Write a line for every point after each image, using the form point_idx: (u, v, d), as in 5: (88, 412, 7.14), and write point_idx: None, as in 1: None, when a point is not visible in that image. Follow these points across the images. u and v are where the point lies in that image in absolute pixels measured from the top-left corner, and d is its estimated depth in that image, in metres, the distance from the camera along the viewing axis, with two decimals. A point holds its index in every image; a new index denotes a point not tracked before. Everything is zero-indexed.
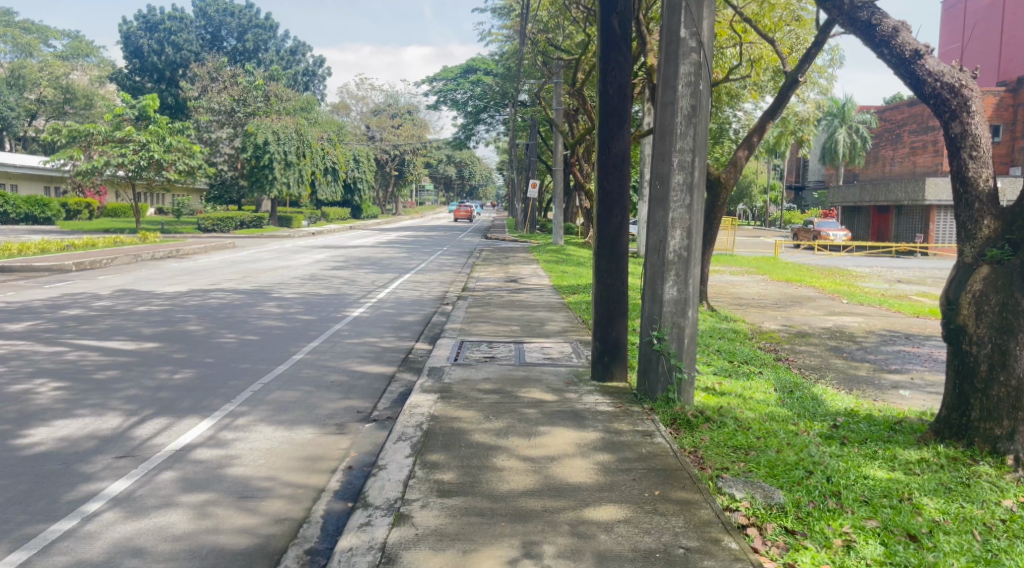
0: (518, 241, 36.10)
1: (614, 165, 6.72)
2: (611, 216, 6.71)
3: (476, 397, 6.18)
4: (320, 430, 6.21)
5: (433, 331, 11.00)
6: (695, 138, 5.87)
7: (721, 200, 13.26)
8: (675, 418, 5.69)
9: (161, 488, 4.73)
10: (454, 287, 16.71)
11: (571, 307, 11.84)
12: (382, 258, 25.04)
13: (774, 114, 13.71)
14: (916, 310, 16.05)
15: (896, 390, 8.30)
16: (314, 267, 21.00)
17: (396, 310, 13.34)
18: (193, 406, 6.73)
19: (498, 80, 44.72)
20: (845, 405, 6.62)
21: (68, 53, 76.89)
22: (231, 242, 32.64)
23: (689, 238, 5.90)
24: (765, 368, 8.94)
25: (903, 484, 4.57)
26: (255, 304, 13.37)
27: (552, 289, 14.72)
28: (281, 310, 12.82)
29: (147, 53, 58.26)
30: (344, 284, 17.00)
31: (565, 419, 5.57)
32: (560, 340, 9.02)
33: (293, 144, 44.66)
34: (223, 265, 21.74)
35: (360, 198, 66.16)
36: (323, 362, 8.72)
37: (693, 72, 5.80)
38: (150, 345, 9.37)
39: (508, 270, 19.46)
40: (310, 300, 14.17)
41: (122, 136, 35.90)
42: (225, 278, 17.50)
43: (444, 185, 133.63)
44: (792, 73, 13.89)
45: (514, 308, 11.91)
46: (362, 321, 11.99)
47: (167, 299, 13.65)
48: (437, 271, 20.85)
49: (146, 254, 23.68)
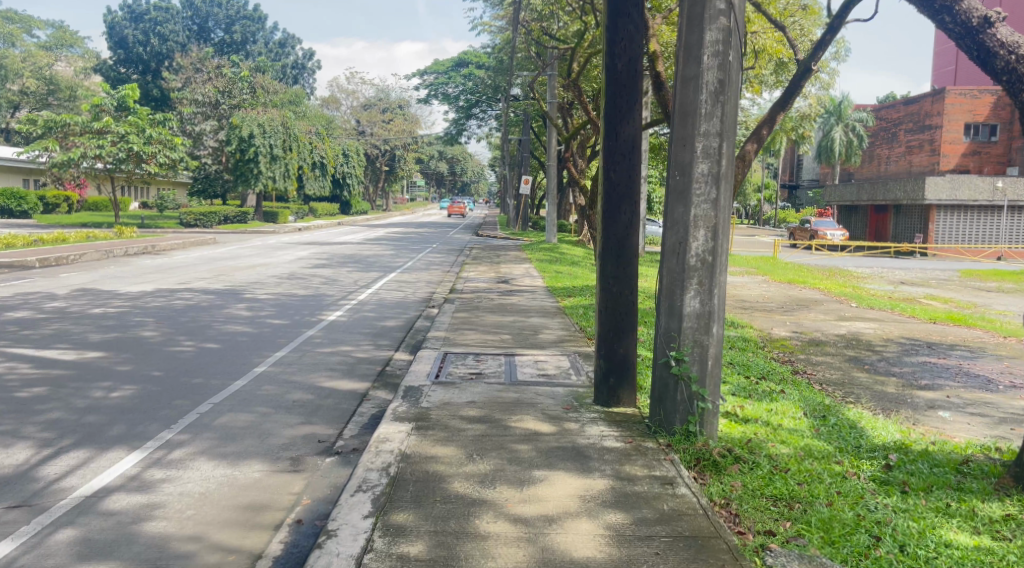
0: (510, 239, 35.10)
1: (623, 153, 5.72)
2: (619, 212, 5.74)
3: (458, 427, 5.16)
4: (271, 467, 5.18)
5: (416, 339, 9.98)
6: (724, 119, 4.88)
7: None
8: (697, 457, 4.71)
9: (50, 555, 3.69)
10: (442, 287, 15.70)
11: (567, 313, 10.84)
12: (368, 256, 23.96)
13: (787, 104, 12.73)
14: (931, 315, 15.08)
15: (936, 412, 7.32)
16: (295, 265, 19.89)
17: (377, 314, 12.31)
18: (122, 434, 5.68)
19: (491, 73, 43.62)
20: (891, 437, 5.63)
21: (53, 44, 75.36)
22: (211, 237, 31.47)
23: (714, 239, 4.93)
24: (786, 385, 7.94)
25: (1000, 556, 3.53)
26: (222, 307, 12.30)
27: (546, 292, 13.71)
28: (251, 313, 11.77)
29: (132, 43, 56.83)
30: (324, 284, 15.96)
31: (564, 459, 4.56)
32: (557, 352, 8.00)
33: (279, 138, 43.47)
34: (199, 262, 20.63)
35: (349, 193, 64.99)
36: (287, 377, 7.67)
37: (722, 39, 4.79)
38: (93, 354, 8.32)
39: (498, 270, 18.43)
40: (285, 302, 13.13)
41: (100, 127, 34.64)
42: (197, 276, 16.41)
43: (436, 181, 132.54)
44: (805, 61, 12.87)
45: (506, 313, 10.90)
46: (339, 326, 10.95)
47: (127, 300, 12.56)
48: (424, 270, 19.82)
49: (121, 249, 22.62)
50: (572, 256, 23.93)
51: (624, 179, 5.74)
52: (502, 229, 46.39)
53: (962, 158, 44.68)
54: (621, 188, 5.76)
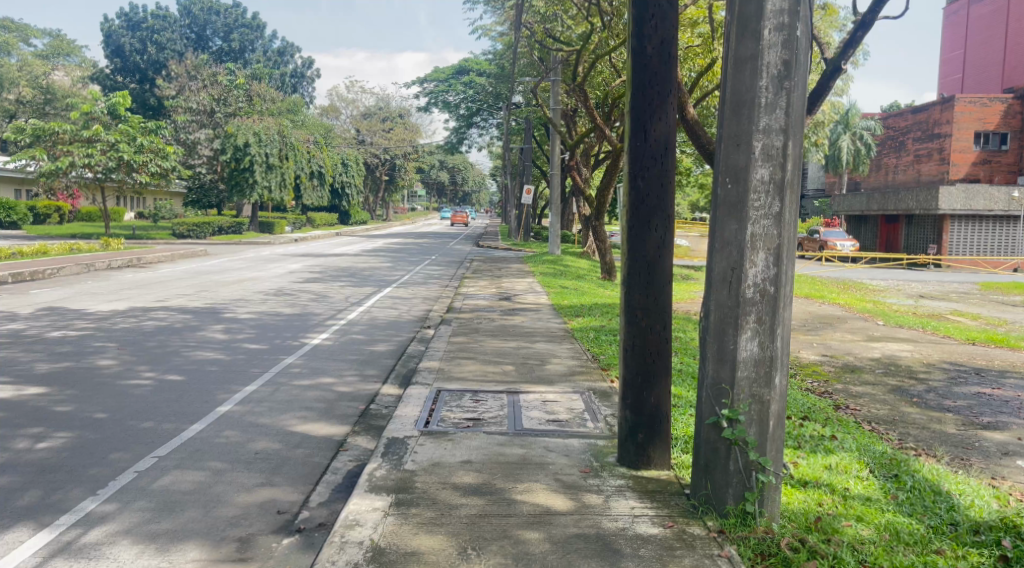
0: (512, 250, 34.08)
1: (652, 157, 4.67)
2: (649, 229, 4.66)
3: (450, 504, 4.05)
4: (211, 551, 4.06)
5: (407, 368, 8.86)
6: (788, 110, 3.80)
7: None
8: (760, 549, 3.59)
9: None
10: (439, 305, 14.60)
11: (576, 338, 9.73)
12: (363, 268, 22.92)
13: (814, 108, 11.77)
14: (968, 335, 13.96)
15: (1016, 461, 6.22)
16: (285, 280, 18.85)
17: (367, 336, 11.21)
18: (32, 505, 4.55)
19: (492, 81, 42.84)
20: (991, 510, 4.51)
21: (50, 53, 74.77)
22: (202, 249, 30.45)
23: (778, 265, 3.85)
24: (835, 428, 6.84)
25: None
26: (196, 329, 11.18)
27: (552, 310, 12.62)
28: (227, 337, 10.65)
29: (129, 52, 56.05)
30: (313, 301, 14.87)
31: (587, 558, 3.45)
32: (567, 389, 6.88)
33: (276, 146, 42.55)
34: (183, 276, 19.56)
35: (348, 203, 64.04)
36: (255, 421, 6.53)
37: (787, 9, 3.73)
38: (32, 390, 7.21)
39: (500, 285, 17.33)
40: (267, 322, 12.04)
41: (90, 135, 33.69)
42: (177, 293, 15.34)
43: (437, 189, 131.54)
44: (833, 59, 11.90)
45: (510, 336, 9.78)
46: (322, 351, 9.84)
47: (93, 321, 11.46)
48: (422, 284, 18.76)
49: (103, 262, 21.59)
50: (577, 269, 22.84)
51: (656, 186, 4.68)
52: (502, 239, 45.36)
53: (972, 168, 43.55)
54: (652, 194, 4.68)
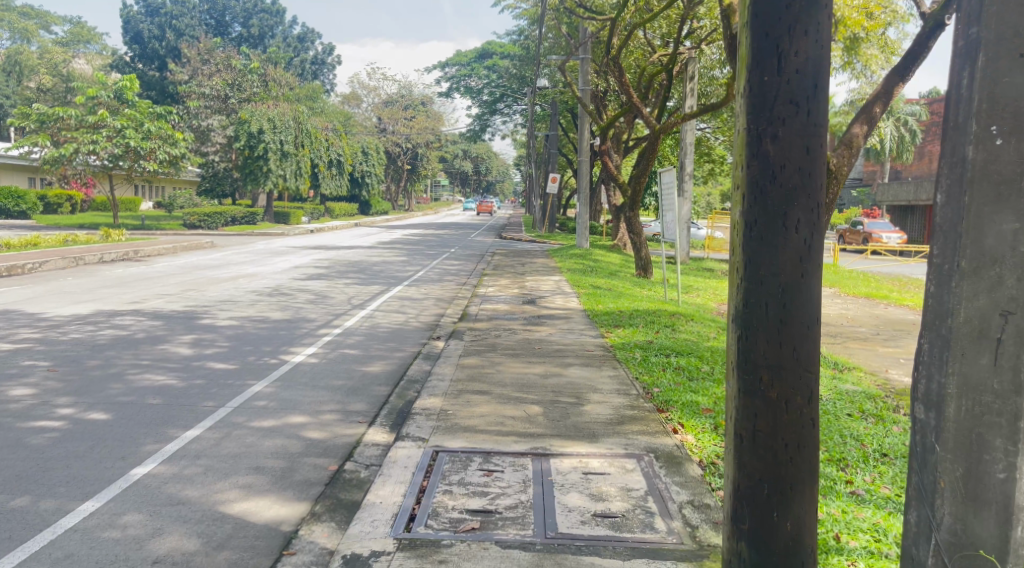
0: (537, 243, 32.25)
1: (790, 100, 2.65)
2: (787, 228, 2.67)
3: None
4: None
5: (404, 402, 6.90)
6: None
7: (833, 193, 9.72)
8: None
9: None
10: (454, 308, 12.70)
11: (620, 359, 7.69)
12: (374, 264, 21.06)
13: (909, 70, 9.74)
14: None
15: None
16: (288, 276, 17.11)
17: (365, 350, 9.31)
18: None
19: (517, 64, 40.87)
20: None
21: (70, 40, 73.72)
22: (209, 241, 28.80)
23: None
24: None
25: None
26: (159, 340, 9.31)
27: (584, 317, 10.64)
28: (194, 352, 8.75)
29: (147, 38, 54.25)
30: (311, 304, 13.02)
31: None
32: (618, 450, 4.89)
33: (290, 133, 40.81)
34: (176, 271, 17.78)
35: (369, 193, 62.22)
36: (175, 497, 4.57)
37: None
38: None
39: (524, 284, 15.40)
40: (248, 332, 10.18)
41: (95, 121, 32.26)
42: (159, 292, 13.56)
43: (459, 181, 129.41)
44: (934, 13, 9.73)
45: (536, 358, 7.75)
46: (304, 375, 7.91)
47: (41, 330, 9.65)
48: (437, 282, 16.90)
49: (94, 255, 19.91)
50: (609, 265, 20.77)
51: (795, 152, 2.66)
52: (526, 231, 43.28)
53: None
54: (787, 167, 2.67)
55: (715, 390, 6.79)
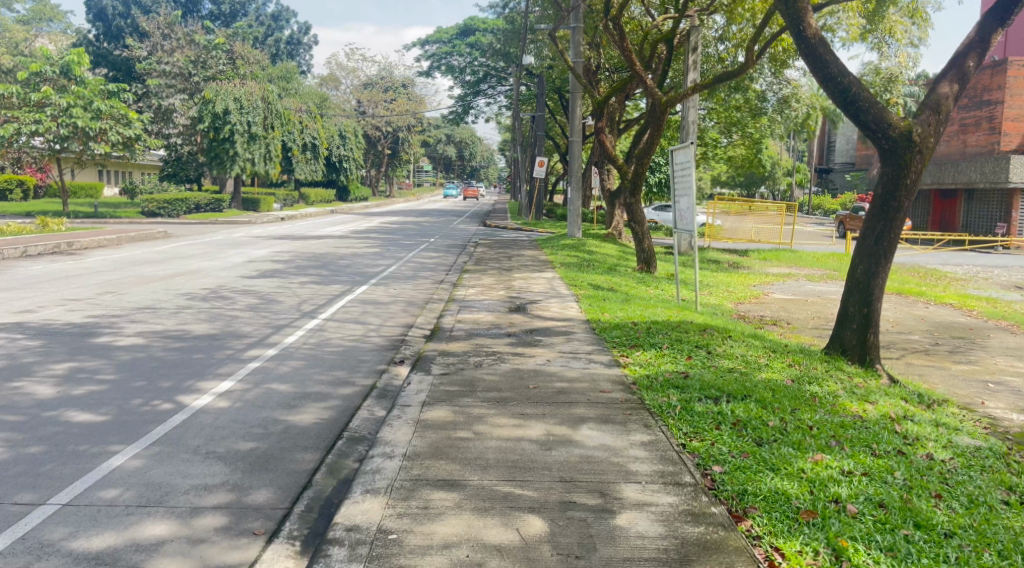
0: (523, 231, 30.10)
1: None
2: None
3: None
4: None
5: (332, 485, 4.53)
6: None
7: (916, 173, 7.38)
8: None
9: None
10: (425, 316, 10.35)
11: (653, 410, 5.36)
12: (341, 257, 18.65)
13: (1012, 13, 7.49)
14: None
15: None
16: (236, 274, 14.73)
17: (298, 383, 6.91)
18: None
19: (500, 37, 38.35)
20: None
21: (32, 18, 70.22)
22: (163, 230, 26.27)
23: None
24: None
25: None
26: (18, 372, 6.88)
27: (587, 332, 8.34)
28: (55, 393, 6.31)
29: (111, 15, 51.26)
30: (252, 311, 10.61)
31: None
32: None
33: (259, 114, 38.00)
34: (106, 268, 15.25)
35: (346, 178, 59.53)
36: None
37: None
38: None
39: (512, 283, 13.11)
40: (150, 356, 7.75)
41: (39, 99, 29.52)
42: (61, 298, 11.07)
43: (443, 166, 126.84)
44: None
45: (530, 407, 5.41)
46: (198, 431, 5.50)
47: None
48: (411, 279, 14.61)
49: (16, 249, 17.35)
50: (605, 258, 18.50)
51: None
52: (512, 217, 41.01)
53: None
54: None
55: (801, 467, 4.48)
